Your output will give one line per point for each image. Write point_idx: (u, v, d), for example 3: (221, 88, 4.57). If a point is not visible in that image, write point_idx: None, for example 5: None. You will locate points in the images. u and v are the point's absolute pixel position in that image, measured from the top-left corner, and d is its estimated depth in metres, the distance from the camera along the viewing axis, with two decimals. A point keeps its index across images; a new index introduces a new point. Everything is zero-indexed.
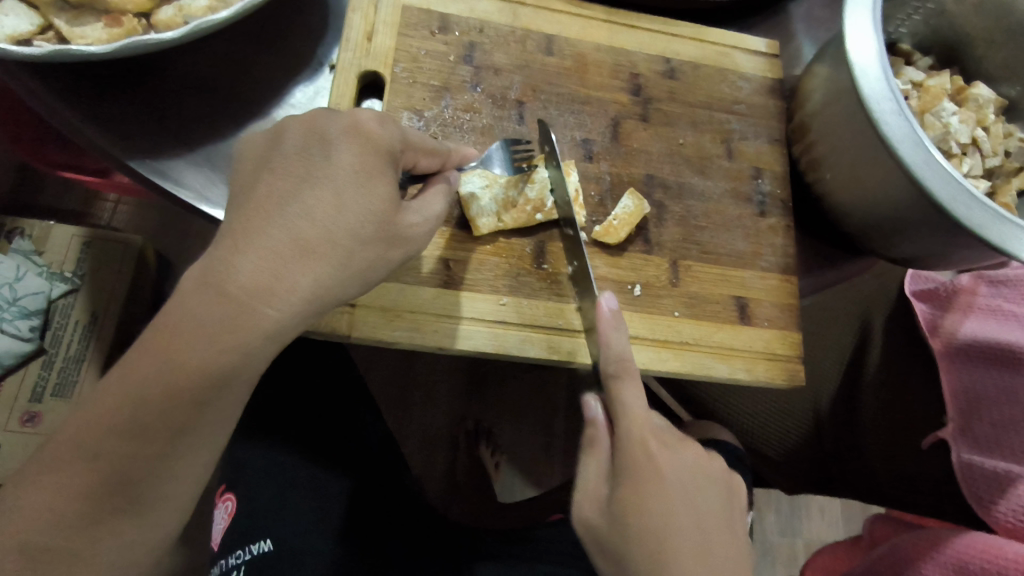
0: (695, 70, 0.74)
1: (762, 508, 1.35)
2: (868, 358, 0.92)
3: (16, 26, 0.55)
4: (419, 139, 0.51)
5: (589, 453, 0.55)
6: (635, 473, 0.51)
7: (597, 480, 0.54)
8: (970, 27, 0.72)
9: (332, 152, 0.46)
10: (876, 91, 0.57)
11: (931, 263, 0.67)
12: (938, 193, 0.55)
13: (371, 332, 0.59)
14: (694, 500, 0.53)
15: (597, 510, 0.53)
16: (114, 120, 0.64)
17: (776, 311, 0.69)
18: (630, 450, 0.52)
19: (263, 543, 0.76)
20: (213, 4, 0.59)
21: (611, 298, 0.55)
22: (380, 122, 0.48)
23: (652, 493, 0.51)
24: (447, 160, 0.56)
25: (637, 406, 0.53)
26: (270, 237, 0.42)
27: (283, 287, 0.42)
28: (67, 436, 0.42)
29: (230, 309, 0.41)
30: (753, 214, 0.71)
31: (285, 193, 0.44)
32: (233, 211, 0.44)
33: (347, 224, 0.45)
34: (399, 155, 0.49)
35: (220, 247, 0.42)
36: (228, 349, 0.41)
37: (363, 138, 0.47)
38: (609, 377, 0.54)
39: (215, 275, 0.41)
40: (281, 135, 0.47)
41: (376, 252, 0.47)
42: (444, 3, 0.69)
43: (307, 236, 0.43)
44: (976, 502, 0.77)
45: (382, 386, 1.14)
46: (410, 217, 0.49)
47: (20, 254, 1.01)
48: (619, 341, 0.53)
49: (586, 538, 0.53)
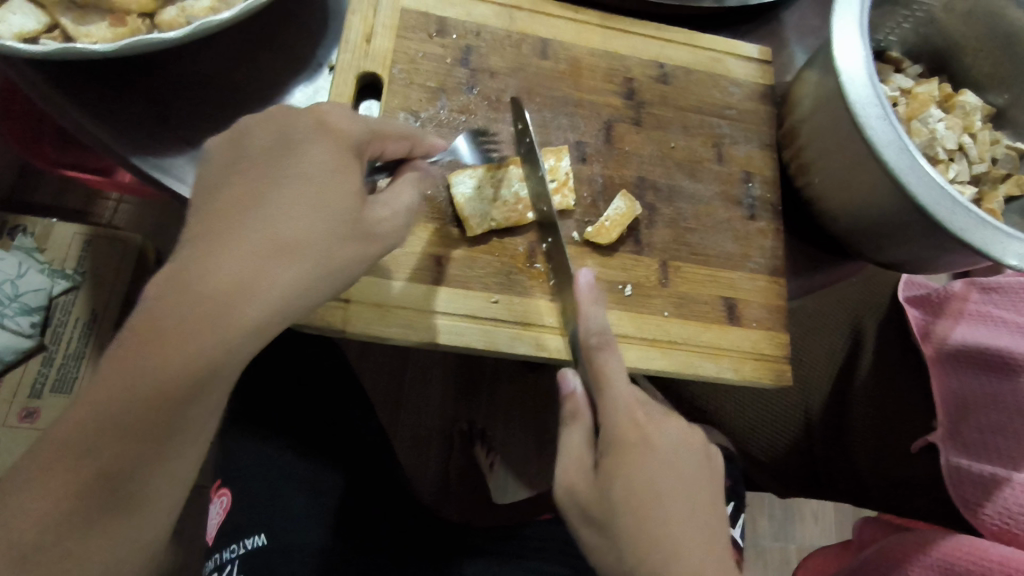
0: (688, 75, 0.75)
1: (755, 512, 1.36)
2: (858, 362, 0.92)
3: (24, 25, 0.57)
4: (390, 128, 0.54)
5: (572, 425, 0.56)
6: (624, 445, 0.52)
7: (581, 450, 0.55)
8: (958, 36, 0.73)
9: (306, 150, 0.47)
10: (864, 97, 0.58)
11: (917, 267, 0.69)
12: (922, 197, 0.56)
13: (365, 327, 0.60)
14: (677, 465, 0.53)
15: (583, 479, 0.53)
16: (115, 118, 0.65)
17: (764, 312, 0.70)
18: (618, 418, 0.53)
19: (257, 537, 0.77)
20: (215, 5, 0.60)
21: (586, 272, 0.60)
22: (344, 115, 0.50)
23: (640, 464, 0.51)
24: (416, 147, 0.58)
25: (622, 378, 0.55)
26: (251, 238, 0.43)
27: (261, 284, 0.43)
28: (59, 436, 0.42)
29: (209, 306, 0.41)
30: (744, 217, 0.72)
31: (259, 194, 0.45)
32: (225, 202, 0.44)
33: (321, 224, 0.45)
34: (363, 146, 0.51)
35: (195, 246, 0.43)
36: (213, 348, 0.42)
37: (332, 134, 0.49)
38: (592, 351, 0.57)
39: (191, 273, 0.42)
40: (244, 136, 0.47)
41: (354, 250, 0.48)
42: (442, 7, 0.70)
43: (286, 237, 0.44)
44: (963, 503, 0.78)
45: (375, 384, 1.15)
46: (378, 211, 0.50)
47: (22, 251, 1.03)
48: (597, 312, 0.58)
49: (570, 508, 0.53)
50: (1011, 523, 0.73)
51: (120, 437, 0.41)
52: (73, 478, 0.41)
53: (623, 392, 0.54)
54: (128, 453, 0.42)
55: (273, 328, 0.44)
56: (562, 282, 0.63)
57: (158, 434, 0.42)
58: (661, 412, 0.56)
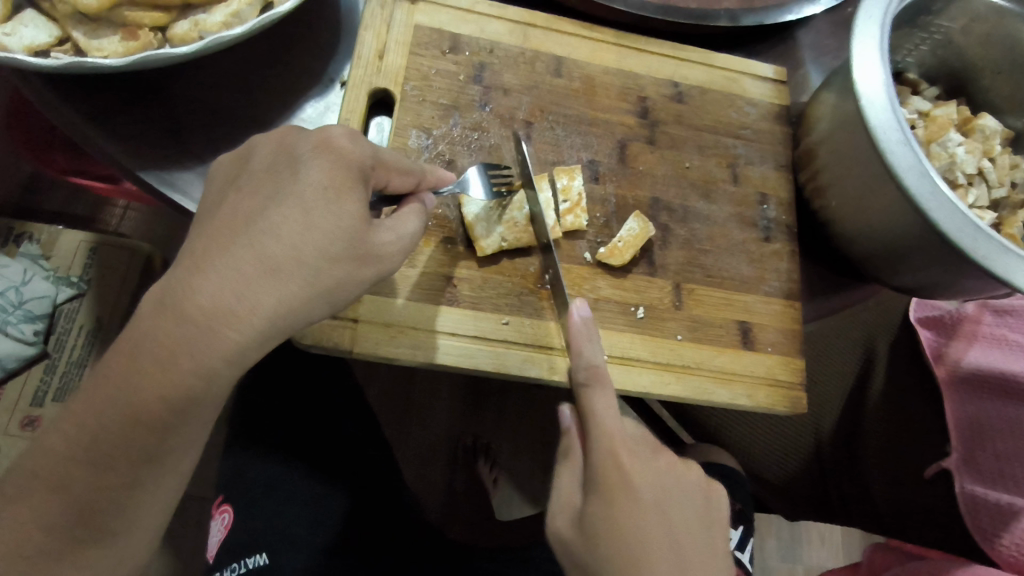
0: (702, 95, 0.74)
1: (762, 533, 1.33)
2: (870, 385, 0.90)
3: (35, 38, 0.57)
4: (393, 159, 0.52)
5: (564, 463, 0.55)
6: (606, 491, 0.50)
7: (570, 490, 0.54)
8: (977, 59, 0.72)
9: (302, 171, 0.46)
10: (883, 120, 0.57)
11: (936, 292, 0.67)
12: (945, 225, 0.55)
13: (373, 348, 0.59)
14: (667, 509, 0.52)
15: (569, 521, 0.53)
16: (125, 130, 0.64)
17: (780, 337, 0.69)
18: (600, 460, 0.51)
19: (259, 557, 0.75)
20: (228, 20, 0.60)
21: (581, 306, 0.58)
22: (352, 139, 0.49)
23: (623, 511, 0.50)
24: (422, 181, 0.56)
25: (610, 414, 0.53)
26: (249, 259, 0.42)
27: (244, 308, 0.42)
28: None
29: (193, 330, 0.41)
30: (758, 239, 0.71)
31: (251, 215, 0.44)
32: (229, 226, 0.43)
33: (309, 244, 0.44)
34: (369, 172, 0.49)
35: (193, 268, 0.42)
36: (196, 375, 0.42)
37: (335, 154, 0.47)
38: (581, 387, 0.55)
39: (175, 295, 0.41)
40: (251, 154, 0.48)
41: (346, 270, 0.46)
42: (456, 23, 0.69)
43: (274, 257, 0.43)
44: (981, 535, 0.80)
45: (381, 399, 1.13)
46: (383, 236, 0.49)
47: (29, 258, 1.02)
48: (591, 347, 0.56)
49: (559, 548, 0.53)
50: None
51: (113, 455, 0.42)
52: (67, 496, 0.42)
53: (608, 429, 0.52)
54: (119, 467, 0.43)
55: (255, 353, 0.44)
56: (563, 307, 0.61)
57: (150, 452, 0.43)
58: (647, 449, 0.54)
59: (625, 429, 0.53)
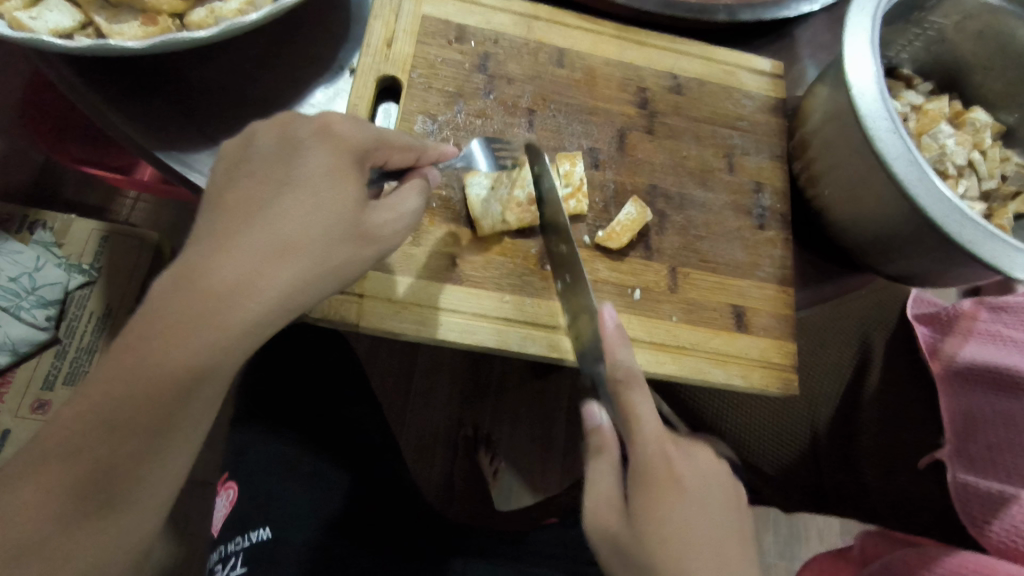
0: (700, 86, 0.77)
1: (759, 528, 1.35)
2: (866, 378, 0.93)
3: (60, 21, 0.59)
4: (394, 137, 0.54)
5: (599, 456, 0.57)
6: (654, 482, 0.52)
7: (608, 482, 0.55)
8: (969, 55, 0.74)
9: (304, 152, 0.48)
10: (873, 111, 0.59)
11: (927, 279, 0.69)
12: (932, 211, 0.57)
13: (379, 323, 0.62)
14: (710, 506, 0.54)
15: (613, 516, 0.53)
16: (141, 112, 0.67)
17: (773, 321, 0.71)
18: (643, 450, 0.53)
19: (263, 531, 0.78)
20: (243, 7, 0.62)
21: (609, 309, 0.58)
22: (353, 125, 0.51)
23: (670, 497, 0.52)
24: (423, 156, 0.58)
25: (650, 410, 0.55)
26: (255, 237, 0.44)
27: (257, 277, 0.44)
28: (60, 419, 0.42)
29: (205, 298, 0.42)
30: (753, 226, 0.73)
31: (262, 195, 0.46)
32: (245, 200, 0.46)
33: (315, 224, 0.46)
34: (369, 154, 0.52)
35: (206, 246, 0.44)
36: (213, 347, 0.42)
37: (335, 140, 0.50)
38: (620, 387, 0.55)
39: (183, 266, 0.43)
40: (263, 129, 0.49)
41: (350, 251, 0.49)
42: (462, 14, 0.72)
43: (287, 237, 0.45)
44: (970, 520, 0.77)
45: (384, 384, 1.16)
46: (380, 216, 0.51)
47: (41, 245, 1.02)
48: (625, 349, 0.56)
49: (600, 542, 0.53)
50: (1018, 541, 0.71)
51: None
52: (72, 469, 0.41)
53: (649, 427, 0.54)
54: (118, 442, 0.42)
55: (271, 322, 0.45)
56: (569, 284, 0.63)
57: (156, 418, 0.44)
58: (688, 448, 0.57)
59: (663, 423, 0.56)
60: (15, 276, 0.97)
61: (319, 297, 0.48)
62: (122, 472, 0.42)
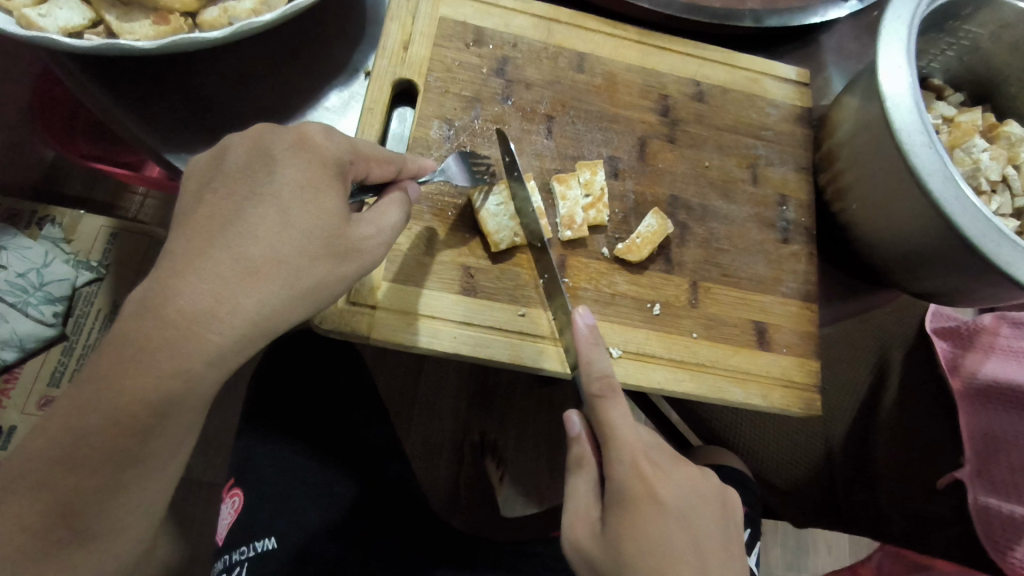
0: (724, 94, 0.74)
1: (769, 541, 1.33)
2: (882, 396, 0.88)
3: (69, 19, 0.58)
4: (370, 149, 0.51)
5: (578, 473, 0.55)
6: (634, 503, 0.49)
7: (587, 502, 0.53)
8: (1004, 66, 0.71)
9: (273, 165, 0.45)
10: (908, 124, 0.57)
11: (956, 299, 0.66)
12: (968, 229, 0.54)
13: (391, 335, 0.60)
14: (697, 527, 0.51)
15: (588, 532, 0.52)
16: (149, 111, 0.65)
17: (795, 338, 0.68)
18: (620, 469, 0.50)
19: (267, 540, 0.77)
20: (257, 7, 0.60)
21: (584, 313, 0.56)
22: (330, 135, 0.48)
23: (647, 522, 0.49)
24: (402, 169, 0.55)
25: (627, 427, 0.52)
26: (217, 258, 0.42)
27: (229, 304, 0.41)
28: (62, 432, 0.41)
29: (201, 317, 0.41)
30: (777, 239, 0.71)
31: (228, 213, 0.43)
32: (237, 211, 0.43)
33: (284, 238, 0.44)
34: (347, 166, 0.49)
35: (174, 266, 0.41)
36: (209, 361, 0.41)
37: (311, 153, 0.47)
38: (595, 399, 0.53)
39: (171, 284, 0.41)
40: (270, 134, 0.47)
41: (328, 267, 0.46)
42: (481, 17, 0.70)
43: (255, 257, 0.43)
44: (992, 546, 0.77)
45: (389, 389, 1.14)
46: (363, 229, 0.48)
47: (49, 241, 1.00)
48: (599, 354, 0.54)
49: (573, 555, 0.52)
50: None
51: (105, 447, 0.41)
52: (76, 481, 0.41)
53: (626, 442, 0.51)
54: (116, 456, 0.41)
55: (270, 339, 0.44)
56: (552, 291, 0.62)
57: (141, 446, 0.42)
58: (669, 458, 0.53)
59: (646, 440, 0.53)
60: (22, 272, 0.96)
61: (317, 306, 0.46)
62: (127, 483, 0.43)
